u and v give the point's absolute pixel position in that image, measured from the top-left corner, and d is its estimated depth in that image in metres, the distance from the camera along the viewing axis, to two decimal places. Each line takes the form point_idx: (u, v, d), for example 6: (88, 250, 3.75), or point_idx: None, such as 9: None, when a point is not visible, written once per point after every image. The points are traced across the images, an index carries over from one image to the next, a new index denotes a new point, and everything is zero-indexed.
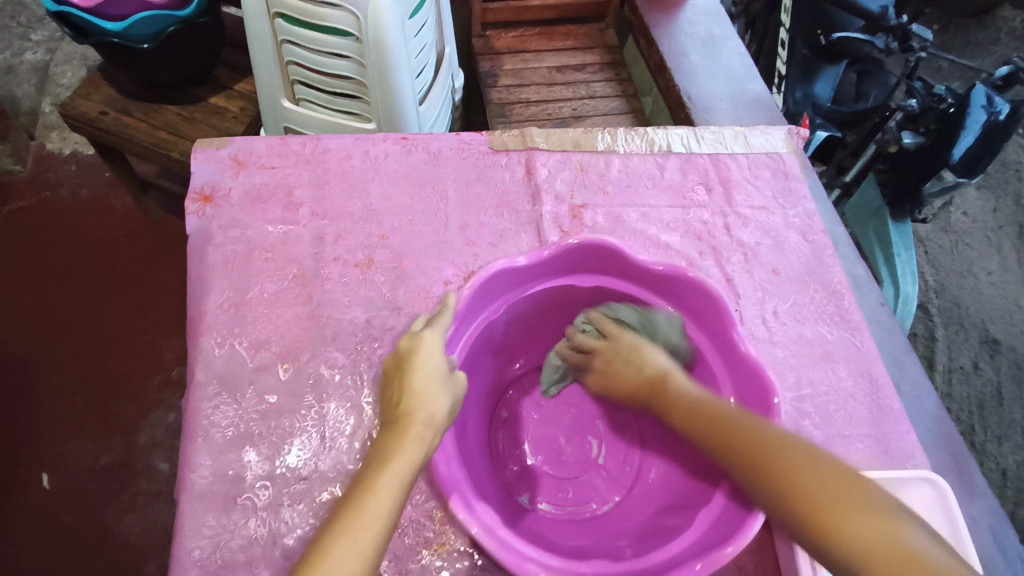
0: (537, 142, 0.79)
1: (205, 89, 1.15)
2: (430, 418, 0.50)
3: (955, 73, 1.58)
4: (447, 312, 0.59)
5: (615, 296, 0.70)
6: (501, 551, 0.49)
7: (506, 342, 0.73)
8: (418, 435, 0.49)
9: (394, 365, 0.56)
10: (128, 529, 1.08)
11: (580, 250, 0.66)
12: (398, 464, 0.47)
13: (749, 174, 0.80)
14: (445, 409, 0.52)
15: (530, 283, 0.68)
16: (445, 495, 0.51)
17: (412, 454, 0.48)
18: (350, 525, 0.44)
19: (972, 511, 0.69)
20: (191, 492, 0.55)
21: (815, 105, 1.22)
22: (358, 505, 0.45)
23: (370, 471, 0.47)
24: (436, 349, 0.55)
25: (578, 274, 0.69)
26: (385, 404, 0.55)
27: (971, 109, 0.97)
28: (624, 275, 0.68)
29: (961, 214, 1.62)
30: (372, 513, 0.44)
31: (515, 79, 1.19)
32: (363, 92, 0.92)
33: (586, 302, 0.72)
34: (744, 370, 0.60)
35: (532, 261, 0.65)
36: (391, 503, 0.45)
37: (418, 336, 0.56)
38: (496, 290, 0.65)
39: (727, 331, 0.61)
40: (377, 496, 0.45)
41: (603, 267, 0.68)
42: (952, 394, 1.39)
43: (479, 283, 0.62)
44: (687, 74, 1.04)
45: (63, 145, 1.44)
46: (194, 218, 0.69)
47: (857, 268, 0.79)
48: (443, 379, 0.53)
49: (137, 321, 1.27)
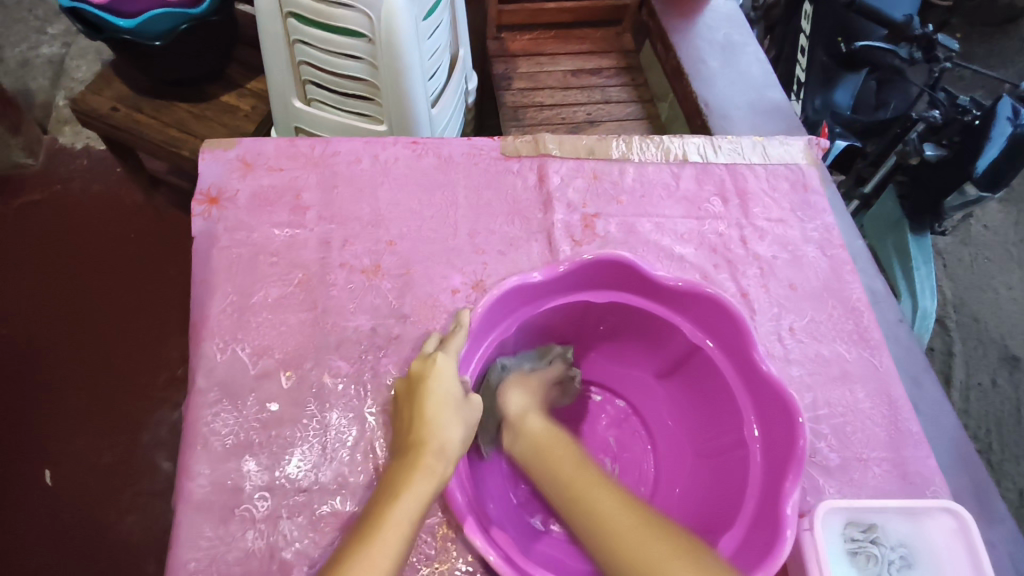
0: (550, 149, 0.78)
1: (217, 87, 1.14)
2: (441, 448, 0.50)
3: (977, 83, 1.55)
4: (460, 331, 0.58)
5: (629, 312, 0.68)
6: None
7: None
8: (430, 465, 0.49)
9: (405, 389, 0.55)
10: (129, 528, 1.07)
11: (596, 266, 0.64)
12: (408, 497, 0.47)
13: (767, 185, 0.78)
14: (457, 439, 0.51)
15: (543, 300, 0.66)
16: (461, 519, 0.51)
17: (423, 485, 0.48)
18: (358, 558, 0.44)
19: (991, 539, 0.67)
20: (189, 502, 0.54)
21: (835, 113, 1.20)
22: (368, 539, 0.45)
23: (380, 504, 0.47)
24: (448, 374, 0.54)
25: (591, 290, 0.67)
26: (398, 430, 0.54)
27: (997, 121, 0.94)
28: (639, 291, 0.66)
29: (981, 226, 1.59)
30: (381, 547, 0.44)
31: (529, 82, 1.18)
32: (375, 93, 0.91)
33: (598, 318, 0.70)
34: (766, 392, 0.59)
35: (545, 278, 0.63)
36: (402, 535, 0.45)
37: (431, 358, 0.55)
38: (508, 306, 0.64)
39: (747, 349, 0.60)
40: (388, 529, 0.45)
41: (617, 283, 0.66)
42: (969, 410, 1.36)
43: (493, 297, 0.61)
44: (704, 80, 1.02)
45: (75, 140, 1.44)
46: (200, 220, 0.68)
47: (876, 283, 0.77)
48: (455, 406, 0.53)
49: (145, 318, 1.26)
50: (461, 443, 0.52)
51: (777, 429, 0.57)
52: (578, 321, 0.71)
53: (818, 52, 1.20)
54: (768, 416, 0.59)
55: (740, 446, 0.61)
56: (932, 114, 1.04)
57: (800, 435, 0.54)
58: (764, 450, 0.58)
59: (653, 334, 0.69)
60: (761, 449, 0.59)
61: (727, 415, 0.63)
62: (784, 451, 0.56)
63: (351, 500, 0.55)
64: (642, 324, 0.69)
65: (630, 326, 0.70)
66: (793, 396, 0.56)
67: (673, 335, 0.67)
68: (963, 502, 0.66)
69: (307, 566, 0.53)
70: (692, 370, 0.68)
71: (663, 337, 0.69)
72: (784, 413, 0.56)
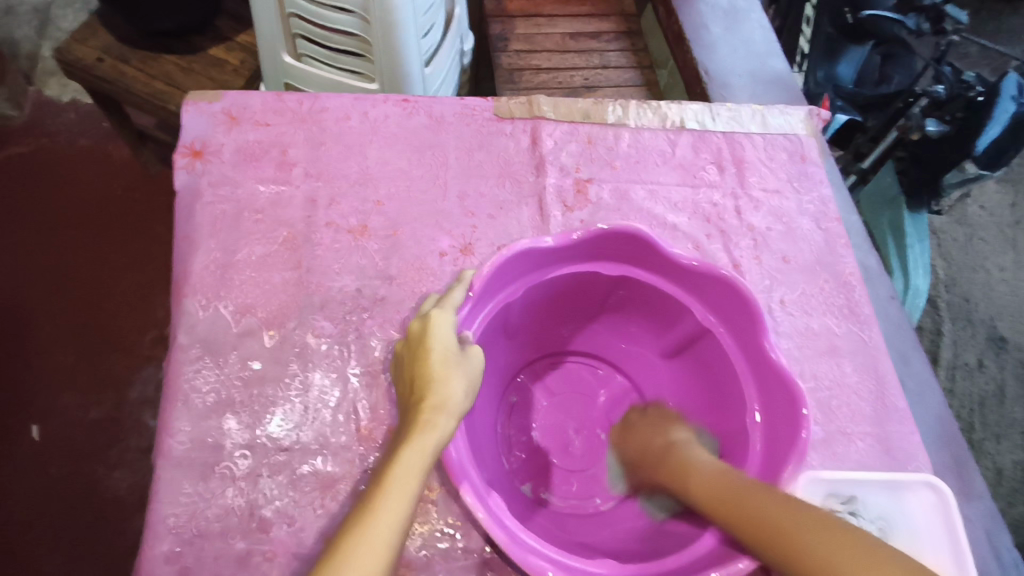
0: (544, 111, 0.76)
1: (205, 38, 1.10)
2: (442, 403, 0.49)
3: (983, 60, 1.52)
4: (459, 289, 0.57)
5: (638, 287, 0.66)
6: (508, 542, 0.47)
7: (521, 326, 0.70)
8: (431, 421, 0.47)
9: (406, 347, 0.54)
10: (117, 484, 1.08)
11: (608, 237, 0.62)
12: (411, 454, 0.45)
13: (764, 155, 0.76)
14: (460, 394, 0.50)
15: (553, 266, 0.64)
16: (455, 481, 0.49)
17: (424, 442, 0.46)
18: (363, 519, 0.42)
19: (968, 513, 0.68)
20: (169, 458, 0.54)
21: (837, 86, 1.18)
22: (372, 499, 0.43)
23: (382, 467, 0.46)
24: (448, 329, 0.53)
25: (602, 261, 0.65)
26: (402, 391, 0.53)
27: (1001, 98, 0.93)
28: (652, 267, 0.64)
29: (978, 207, 1.57)
30: (386, 504, 0.43)
31: (527, 44, 1.15)
32: (367, 50, 0.88)
33: (608, 291, 0.68)
34: (773, 381, 0.57)
35: (559, 243, 0.61)
36: (407, 492, 0.44)
37: (428, 315, 0.53)
38: (517, 268, 0.62)
39: (758, 337, 0.58)
40: (392, 487, 0.44)
41: (630, 256, 0.64)
42: (955, 389, 1.37)
43: (501, 260, 0.59)
44: (706, 47, 1.00)
45: (62, 92, 1.40)
46: (183, 173, 0.67)
47: (869, 258, 0.76)
48: (457, 360, 0.51)
49: (132, 277, 1.25)
50: (464, 397, 0.50)
51: (779, 418, 0.56)
52: (586, 292, 0.69)
53: (823, 22, 1.16)
54: (772, 403, 0.58)
55: (741, 432, 0.60)
56: (936, 88, 0.99)
57: (802, 426, 0.53)
58: (765, 437, 0.58)
59: (663, 312, 0.68)
60: (762, 436, 0.58)
61: (731, 400, 0.62)
62: (785, 439, 0.54)
63: (333, 461, 0.55)
64: (652, 300, 0.67)
65: (640, 302, 0.69)
66: (800, 389, 0.54)
67: (683, 315, 0.66)
68: (945, 478, 0.66)
69: (287, 524, 0.52)
70: (698, 353, 0.66)
71: (673, 316, 0.67)
72: (789, 405, 0.55)
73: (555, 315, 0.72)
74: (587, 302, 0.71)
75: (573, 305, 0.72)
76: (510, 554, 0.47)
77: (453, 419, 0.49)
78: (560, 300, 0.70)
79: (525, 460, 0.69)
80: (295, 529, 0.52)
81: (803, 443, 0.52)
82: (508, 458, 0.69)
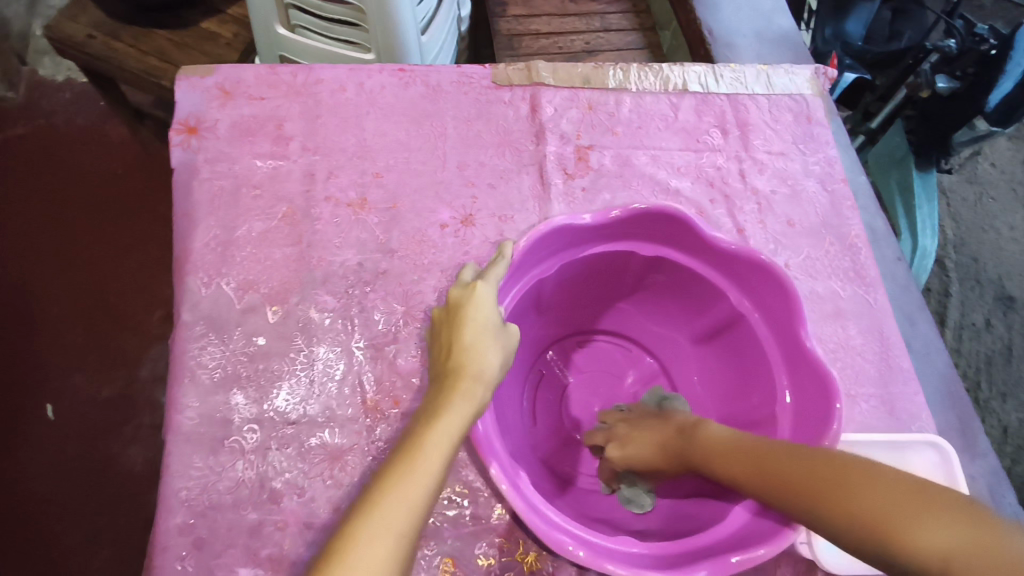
0: (543, 77, 0.74)
1: (197, 12, 1.08)
2: (480, 373, 0.48)
3: (998, 13, 1.47)
4: (500, 262, 0.55)
5: (672, 268, 0.64)
6: (526, 509, 0.47)
7: (553, 302, 0.70)
8: (469, 390, 0.47)
9: (443, 315, 0.53)
10: (132, 459, 1.10)
11: (645, 217, 0.60)
12: (449, 420, 0.44)
13: (769, 117, 0.75)
14: (495, 364, 0.49)
15: (587, 244, 0.62)
16: (483, 454, 0.48)
17: (463, 408, 0.45)
18: (401, 476, 0.41)
19: (972, 472, 0.67)
20: (178, 434, 0.54)
21: (846, 44, 1.12)
22: (410, 456, 0.42)
23: (418, 428, 0.45)
24: (489, 301, 0.52)
25: (637, 240, 0.63)
26: (434, 359, 0.52)
27: (1015, 52, 0.89)
28: (687, 249, 0.62)
29: (989, 164, 1.55)
30: (423, 465, 0.42)
31: (525, 8, 1.12)
32: (361, 19, 0.86)
33: (642, 272, 0.67)
34: (807, 370, 0.55)
35: (595, 221, 0.59)
36: (442, 453, 0.43)
37: (470, 285, 0.52)
38: (551, 247, 0.60)
39: (795, 325, 0.56)
40: (429, 447, 0.43)
41: (666, 237, 0.62)
42: (961, 350, 1.36)
43: (537, 236, 0.57)
44: (709, 4, 0.97)
45: (56, 71, 1.39)
46: (178, 149, 0.66)
47: (876, 220, 0.76)
48: (494, 332, 0.51)
49: (136, 257, 1.25)
50: (500, 368, 0.49)
51: (810, 406, 0.54)
52: (619, 273, 0.67)
53: None
54: (805, 392, 0.55)
55: (769, 417, 0.58)
56: (947, 43, 0.96)
57: (833, 414, 0.51)
58: (794, 426, 0.56)
59: (695, 296, 0.66)
60: (790, 425, 0.56)
61: (761, 384, 0.60)
62: (814, 430, 0.52)
63: (340, 432, 0.56)
64: (685, 283, 0.65)
65: (674, 286, 0.67)
66: (836, 386, 0.52)
67: (718, 299, 0.63)
68: (948, 437, 0.66)
69: (298, 495, 0.53)
70: (731, 338, 0.64)
71: (705, 301, 0.65)
72: (822, 395, 0.53)
73: (586, 295, 0.72)
74: (619, 282, 0.69)
75: (606, 286, 0.70)
76: (531, 525, 0.46)
77: (488, 391, 0.48)
78: (592, 279, 0.68)
79: (552, 433, 0.70)
80: (305, 499, 0.53)
81: (832, 439, 0.50)
82: (534, 430, 0.69)
